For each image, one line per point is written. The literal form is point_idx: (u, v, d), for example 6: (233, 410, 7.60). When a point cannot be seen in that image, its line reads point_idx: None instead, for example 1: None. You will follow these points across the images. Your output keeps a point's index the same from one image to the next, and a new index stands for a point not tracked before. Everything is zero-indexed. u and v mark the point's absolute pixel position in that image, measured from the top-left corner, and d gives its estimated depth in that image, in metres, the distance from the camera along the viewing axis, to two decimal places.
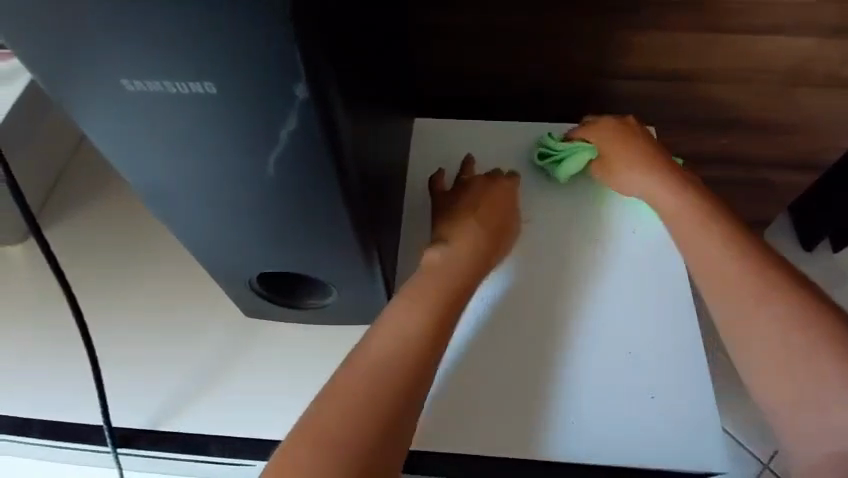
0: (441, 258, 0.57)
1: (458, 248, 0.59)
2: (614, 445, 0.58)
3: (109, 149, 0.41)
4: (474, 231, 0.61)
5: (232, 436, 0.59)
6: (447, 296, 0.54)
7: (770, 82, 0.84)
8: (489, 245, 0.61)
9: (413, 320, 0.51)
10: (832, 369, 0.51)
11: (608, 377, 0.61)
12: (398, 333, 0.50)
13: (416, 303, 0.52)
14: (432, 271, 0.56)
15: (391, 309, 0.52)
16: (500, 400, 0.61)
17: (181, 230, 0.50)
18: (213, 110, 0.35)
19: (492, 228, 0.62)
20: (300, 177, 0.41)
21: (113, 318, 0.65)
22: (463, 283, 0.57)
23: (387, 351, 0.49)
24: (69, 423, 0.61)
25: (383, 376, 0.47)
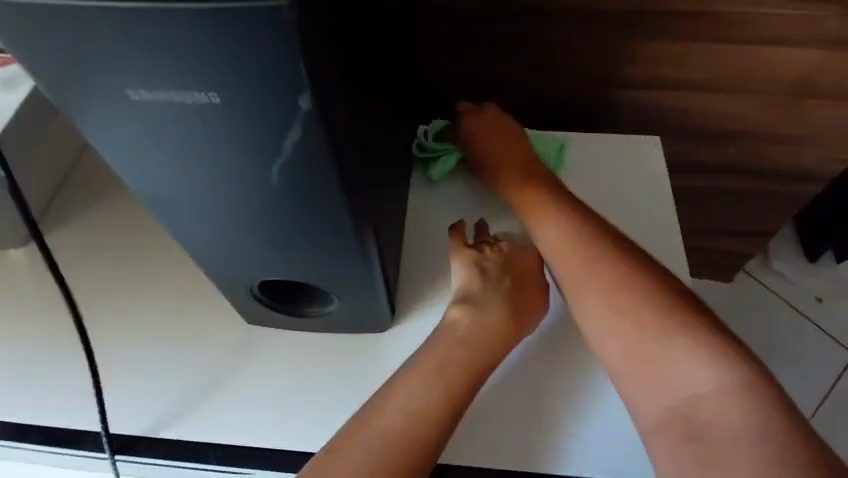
0: (468, 325, 0.57)
1: (489, 316, 0.57)
2: (634, 464, 0.56)
3: (110, 157, 0.41)
4: (502, 300, 0.59)
5: (232, 443, 0.59)
6: (465, 343, 0.56)
7: (776, 93, 0.83)
8: (521, 312, 0.59)
9: (443, 349, 0.54)
10: (684, 349, 0.50)
11: (628, 394, 0.59)
12: (430, 365, 0.53)
13: (450, 340, 0.55)
14: (454, 334, 0.56)
15: (435, 340, 0.55)
16: (518, 416, 0.59)
17: (180, 236, 0.49)
18: (218, 121, 0.35)
19: (522, 295, 0.60)
20: (303, 186, 0.40)
21: (113, 323, 0.64)
22: (486, 362, 0.56)
23: (401, 412, 0.50)
24: (68, 429, 0.61)
25: (395, 437, 0.49)
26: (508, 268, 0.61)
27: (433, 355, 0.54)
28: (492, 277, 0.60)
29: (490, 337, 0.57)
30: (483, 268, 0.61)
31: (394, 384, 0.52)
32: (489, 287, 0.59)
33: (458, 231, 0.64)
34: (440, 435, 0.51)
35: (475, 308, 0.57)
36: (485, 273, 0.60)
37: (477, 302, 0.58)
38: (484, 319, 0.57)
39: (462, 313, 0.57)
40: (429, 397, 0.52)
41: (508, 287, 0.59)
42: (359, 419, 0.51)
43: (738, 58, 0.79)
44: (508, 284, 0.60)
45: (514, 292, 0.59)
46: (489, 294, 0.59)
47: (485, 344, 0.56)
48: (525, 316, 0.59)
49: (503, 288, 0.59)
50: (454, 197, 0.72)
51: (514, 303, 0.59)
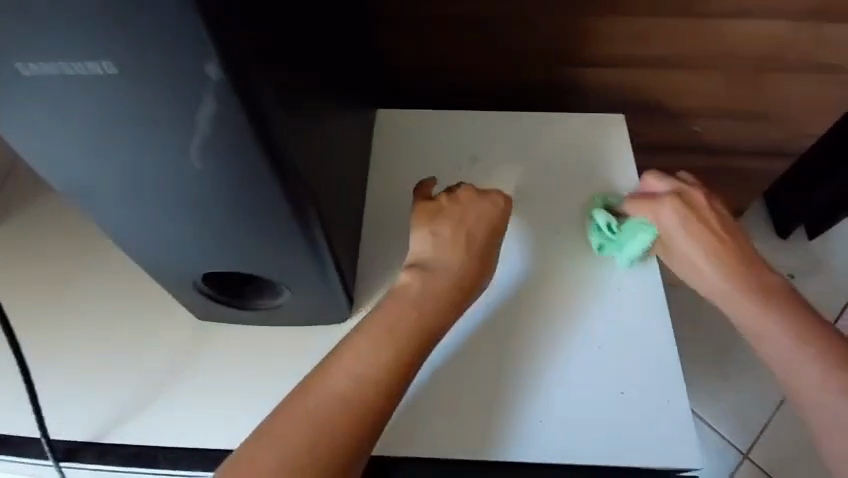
0: (417, 287, 0.54)
1: (445, 271, 0.55)
2: (585, 444, 0.57)
3: (13, 140, 0.38)
4: (458, 256, 0.56)
5: (184, 445, 0.56)
6: (427, 304, 0.53)
7: (739, 68, 0.82)
8: (479, 264, 0.57)
9: (396, 314, 0.52)
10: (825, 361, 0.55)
11: (582, 376, 0.60)
12: (380, 329, 0.51)
13: (404, 305, 0.53)
14: (403, 296, 0.53)
15: (386, 303, 0.53)
16: (473, 400, 0.59)
17: (108, 227, 0.46)
18: (121, 95, 0.32)
19: (476, 247, 0.58)
20: (228, 167, 0.38)
21: (53, 324, 0.61)
22: (439, 324, 0.53)
23: (345, 376, 0.48)
24: (7, 436, 0.58)
25: (339, 401, 0.47)
26: (465, 219, 0.59)
27: (380, 319, 0.51)
28: (451, 229, 0.58)
29: (443, 294, 0.54)
30: (440, 221, 0.58)
31: (340, 350, 0.50)
32: (444, 241, 0.57)
33: (424, 188, 0.63)
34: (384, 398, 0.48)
35: (424, 271, 0.55)
36: (443, 226, 0.58)
37: (427, 263, 0.56)
38: (436, 281, 0.54)
39: (412, 277, 0.55)
40: (373, 360, 0.49)
41: (463, 237, 0.57)
42: (303, 385, 0.48)
43: (701, 34, 0.76)
44: (465, 234, 0.58)
45: (469, 242, 0.57)
46: (444, 252, 0.56)
47: (439, 305, 0.54)
48: (482, 268, 0.58)
49: (460, 238, 0.57)
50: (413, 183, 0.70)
51: (471, 255, 0.57)
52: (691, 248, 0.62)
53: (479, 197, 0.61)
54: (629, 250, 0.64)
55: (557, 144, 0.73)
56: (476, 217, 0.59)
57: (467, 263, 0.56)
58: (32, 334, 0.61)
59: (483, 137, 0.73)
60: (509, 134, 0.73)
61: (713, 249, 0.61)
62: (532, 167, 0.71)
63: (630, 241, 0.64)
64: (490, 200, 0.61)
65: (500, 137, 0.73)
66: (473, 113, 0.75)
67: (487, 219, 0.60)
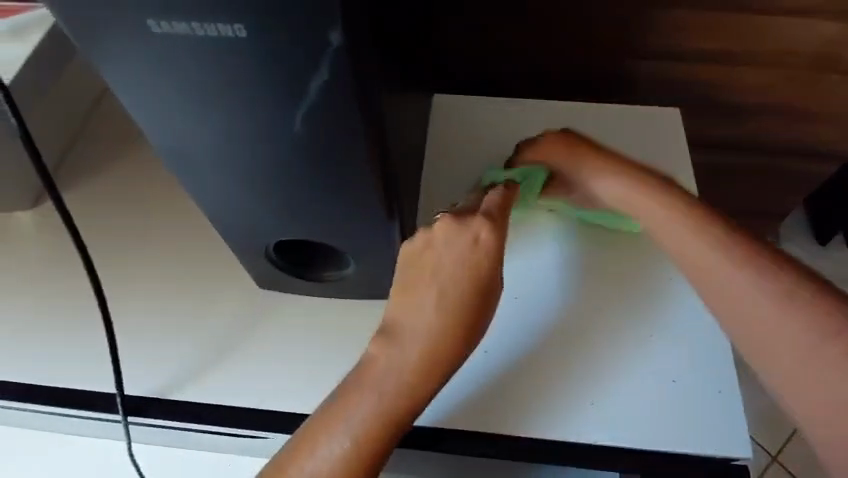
0: (391, 357, 0.47)
1: (417, 335, 0.47)
2: (634, 430, 0.56)
3: (125, 100, 0.40)
4: (434, 312, 0.47)
5: (247, 406, 0.58)
6: (406, 382, 0.46)
7: (802, 68, 0.82)
8: (457, 326, 0.47)
9: (381, 391, 0.46)
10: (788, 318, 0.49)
11: (632, 362, 0.59)
12: (351, 419, 0.45)
13: (382, 383, 0.46)
14: (375, 369, 0.47)
15: (361, 379, 0.47)
16: (522, 385, 0.59)
17: (195, 190, 0.48)
18: (242, 57, 0.35)
19: (462, 318, 0.47)
20: (327, 134, 0.40)
21: (123, 286, 0.63)
22: (412, 400, 0.46)
23: (308, 473, 0.44)
24: (78, 391, 0.60)
25: None
26: (449, 282, 0.47)
27: (346, 408, 0.46)
28: (423, 275, 0.47)
29: (410, 367, 0.46)
30: (420, 268, 0.48)
31: (306, 438, 0.45)
32: (418, 302, 0.47)
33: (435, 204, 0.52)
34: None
35: (395, 345, 0.47)
36: (414, 276, 0.48)
37: (396, 334, 0.47)
38: (406, 353, 0.47)
39: (383, 343, 0.47)
40: (334, 457, 0.45)
41: (434, 299, 0.47)
42: (272, 472, 0.45)
43: (767, 30, 0.77)
44: (439, 288, 0.47)
45: (451, 309, 0.47)
46: (419, 322, 0.47)
47: (411, 384, 0.46)
48: (460, 330, 0.47)
49: (435, 287, 0.47)
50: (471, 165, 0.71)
51: (451, 319, 0.47)
52: (683, 230, 0.54)
53: (457, 232, 0.48)
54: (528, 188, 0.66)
55: (616, 134, 0.73)
56: (449, 268, 0.47)
57: (444, 339, 0.47)
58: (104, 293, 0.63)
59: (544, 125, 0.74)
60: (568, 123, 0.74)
61: (683, 231, 0.54)
62: None
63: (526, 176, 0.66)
64: (467, 234, 0.48)
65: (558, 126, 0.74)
66: (532, 102, 0.76)
67: (462, 268, 0.47)
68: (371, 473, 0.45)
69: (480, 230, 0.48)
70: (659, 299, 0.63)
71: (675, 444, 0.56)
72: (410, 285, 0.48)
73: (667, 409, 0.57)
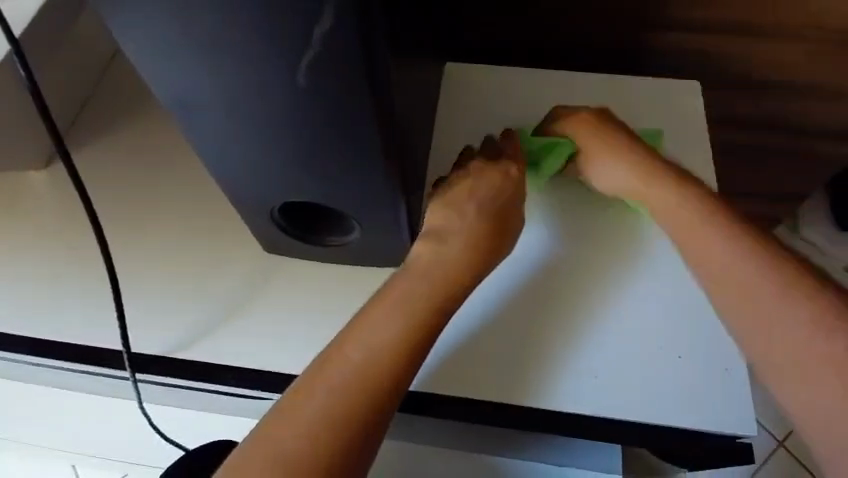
0: (407, 286, 0.52)
1: (432, 264, 0.53)
2: (634, 403, 0.57)
3: (132, 53, 0.40)
4: (462, 240, 0.54)
5: (249, 366, 0.59)
6: (429, 300, 0.51)
7: (830, 42, 0.78)
8: (479, 249, 0.55)
9: (404, 312, 0.50)
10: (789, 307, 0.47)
11: (635, 338, 0.59)
12: (369, 336, 0.48)
13: (401, 306, 0.50)
14: (394, 294, 0.51)
15: (377, 306, 0.51)
16: (527, 355, 0.59)
17: (201, 151, 0.49)
18: (245, 4, 0.34)
19: (487, 232, 0.56)
20: (331, 90, 0.39)
21: (132, 246, 0.64)
22: (430, 318, 0.51)
23: (327, 394, 0.45)
24: (88, 347, 0.61)
25: (332, 413, 0.44)
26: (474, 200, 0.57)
27: (366, 327, 0.49)
28: (455, 208, 0.56)
29: (422, 297, 0.51)
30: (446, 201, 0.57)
31: (329, 357, 0.47)
32: (436, 236, 0.55)
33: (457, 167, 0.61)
34: (364, 425, 0.44)
35: (410, 272, 0.53)
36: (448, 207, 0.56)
37: (414, 267, 0.53)
38: (423, 275, 0.52)
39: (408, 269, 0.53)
40: (358, 366, 0.47)
41: (456, 222, 0.55)
42: (294, 390, 0.45)
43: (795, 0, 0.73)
44: (471, 217, 0.56)
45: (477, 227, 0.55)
46: (440, 242, 0.54)
47: (422, 314, 0.51)
48: (477, 253, 0.55)
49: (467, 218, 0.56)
50: (482, 135, 0.71)
51: (475, 237, 0.55)
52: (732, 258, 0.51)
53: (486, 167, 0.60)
54: (556, 157, 0.63)
55: (632, 107, 0.72)
56: (474, 193, 0.57)
57: (468, 252, 0.54)
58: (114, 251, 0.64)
59: (560, 97, 0.72)
60: (583, 95, 0.72)
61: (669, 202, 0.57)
62: None
63: (551, 153, 0.64)
64: (494, 176, 0.59)
65: (571, 100, 0.72)
66: (547, 72, 0.74)
67: (486, 195, 0.57)
68: (387, 402, 0.46)
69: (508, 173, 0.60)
70: (665, 276, 0.62)
71: (673, 408, 0.56)
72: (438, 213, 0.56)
73: (667, 381, 0.57)
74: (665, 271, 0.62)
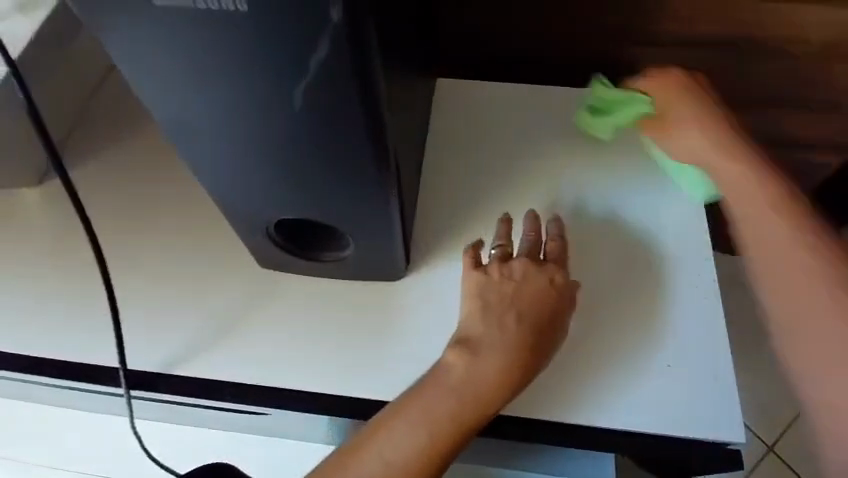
0: (436, 400, 0.51)
1: (460, 381, 0.52)
2: (628, 412, 0.58)
3: (133, 77, 0.41)
4: (498, 354, 0.53)
5: (244, 381, 0.60)
6: (456, 424, 0.51)
7: (808, 57, 0.80)
8: (517, 373, 0.53)
9: (429, 428, 0.51)
10: (823, 265, 0.51)
11: (629, 350, 0.60)
12: (391, 447, 0.50)
13: (426, 424, 0.51)
14: (429, 396, 0.52)
15: (406, 413, 0.51)
16: None
17: (198, 169, 0.49)
18: (242, 30, 0.35)
19: (527, 349, 0.54)
20: (327, 111, 0.40)
21: (126, 262, 0.64)
22: (459, 438, 0.51)
23: None
24: (82, 364, 0.61)
25: None
26: (517, 309, 0.55)
27: (391, 433, 0.50)
28: (496, 313, 0.55)
29: (445, 415, 0.51)
30: (487, 295, 0.57)
31: (354, 447, 0.51)
32: (477, 345, 0.54)
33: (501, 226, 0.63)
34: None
35: (444, 387, 0.52)
36: (492, 304, 0.56)
37: (456, 380, 0.52)
38: (465, 385, 0.52)
39: (457, 359, 0.53)
40: (378, 475, 0.50)
41: (496, 338, 0.54)
42: (331, 463, 0.51)
43: (774, 15, 0.75)
44: (512, 331, 0.54)
45: (517, 341, 0.54)
46: (477, 358, 0.53)
47: (444, 439, 0.51)
48: (515, 375, 0.53)
49: (507, 329, 0.54)
50: (472, 151, 0.72)
51: (513, 356, 0.53)
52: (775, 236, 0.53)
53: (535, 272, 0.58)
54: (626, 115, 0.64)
55: None
56: (521, 303, 0.56)
57: (502, 375, 0.53)
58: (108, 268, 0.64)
59: (548, 113, 0.74)
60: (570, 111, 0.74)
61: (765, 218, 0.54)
62: (588, 145, 0.72)
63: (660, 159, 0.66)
64: (537, 283, 0.57)
65: (557, 114, 0.74)
66: (535, 89, 0.76)
67: (530, 308, 0.56)
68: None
69: (552, 283, 0.58)
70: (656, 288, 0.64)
71: (665, 418, 0.57)
72: (481, 313, 0.56)
73: (659, 391, 0.58)
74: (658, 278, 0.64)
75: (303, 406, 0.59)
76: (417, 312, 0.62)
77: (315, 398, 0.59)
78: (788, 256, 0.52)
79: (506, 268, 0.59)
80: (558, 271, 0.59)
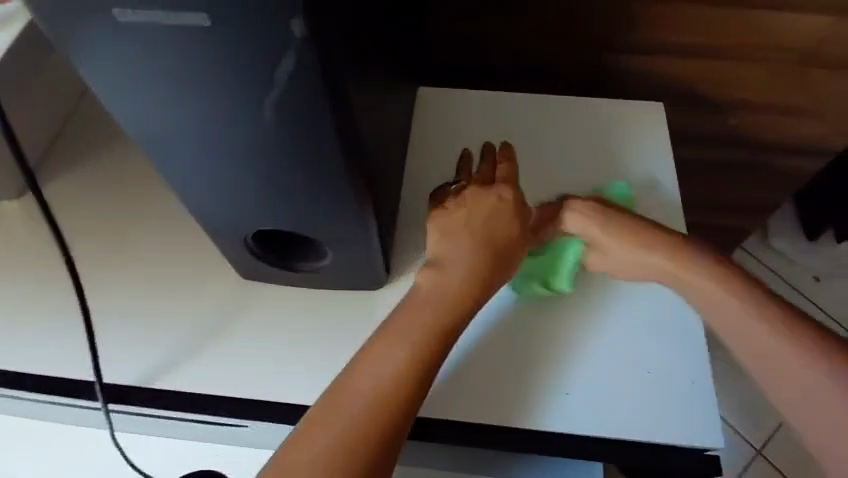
0: (408, 317, 0.52)
1: (431, 292, 0.53)
2: (615, 421, 0.58)
3: (102, 91, 0.40)
4: (456, 271, 0.54)
5: (223, 394, 0.59)
6: (430, 335, 0.51)
7: (786, 62, 0.81)
8: (481, 267, 0.54)
9: (400, 347, 0.50)
10: (807, 352, 0.51)
11: (612, 359, 0.61)
12: (364, 375, 0.49)
13: (399, 339, 0.50)
14: (407, 308, 0.53)
15: (376, 341, 0.51)
16: (516, 376, 0.60)
17: (172, 181, 0.49)
18: (207, 45, 0.35)
19: (488, 251, 0.55)
20: (297, 123, 0.40)
21: (104, 275, 0.64)
22: (430, 348, 0.51)
23: (327, 439, 0.46)
24: (59, 379, 0.61)
25: (328, 454, 0.45)
26: (471, 221, 0.56)
27: (369, 361, 0.49)
28: (450, 230, 0.56)
29: (419, 327, 0.51)
30: (443, 218, 0.57)
31: (335, 391, 0.49)
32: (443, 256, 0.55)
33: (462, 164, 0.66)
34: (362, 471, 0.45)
35: (416, 303, 0.53)
36: (448, 226, 0.56)
37: (423, 291, 0.53)
38: (442, 291, 0.53)
39: (423, 278, 0.54)
40: (360, 402, 0.47)
41: (452, 245, 0.55)
42: (310, 417, 0.48)
43: (751, 22, 0.76)
44: (463, 243, 0.55)
45: (475, 246, 0.55)
46: (445, 267, 0.54)
47: (418, 353, 0.50)
48: (477, 274, 0.54)
49: (460, 242, 0.55)
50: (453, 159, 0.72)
51: (475, 257, 0.54)
52: (722, 296, 0.55)
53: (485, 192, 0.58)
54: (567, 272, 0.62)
55: (598, 130, 0.74)
56: (478, 210, 0.56)
57: (471, 274, 0.54)
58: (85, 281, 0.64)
59: (529, 121, 0.75)
60: (550, 119, 0.75)
61: (703, 279, 0.56)
62: (568, 153, 0.73)
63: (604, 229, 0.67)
64: (487, 198, 0.57)
65: (538, 122, 0.75)
66: (516, 97, 0.77)
67: (486, 214, 0.56)
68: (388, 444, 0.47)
69: (500, 200, 0.57)
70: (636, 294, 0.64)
71: (649, 425, 0.58)
72: (442, 233, 0.56)
73: (644, 399, 0.59)
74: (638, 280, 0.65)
75: (280, 418, 0.58)
76: None
77: (293, 410, 0.59)
78: (750, 330, 0.53)
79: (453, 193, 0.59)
80: (503, 186, 0.59)
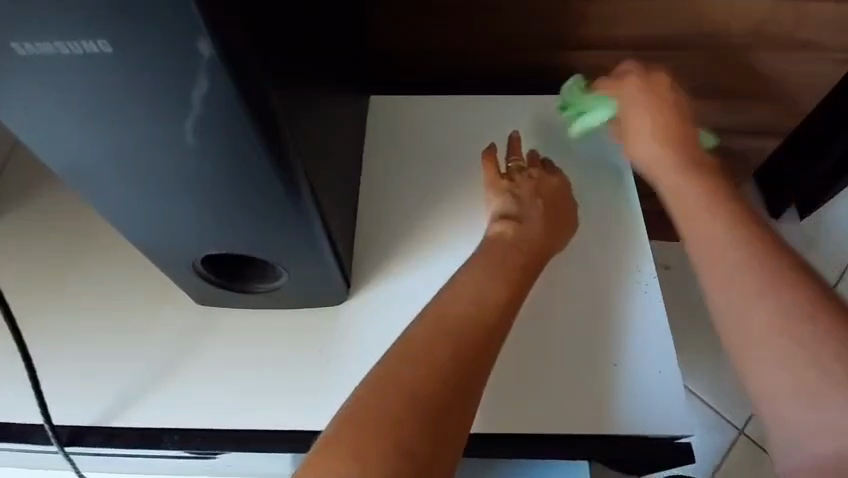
0: (492, 260, 0.56)
1: (516, 239, 0.59)
2: (604, 413, 0.59)
3: (17, 127, 0.39)
4: (535, 225, 0.61)
5: (186, 427, 0.58)
6: (513, 277, 0.55)
7: (730, 48, 0.83)
8: (551, 231, 0.62)
9: (481, 286, 0.53)
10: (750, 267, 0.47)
11: (595, 353, 0.62)
12: (445, 312, 0.49)
13: (488, 277, 0.54)
14: (494, 247, 0.58)
15: (455, 284, 0.53)
16: (500, 383, 0.61)
17: (108, 214, 0.47)
18: (116, 73, 0.34)
19: (555, 217, 0.63)
20: (222, 143, 0.39)
21: (54, 314, 0.62)
22: (517, 288, 0.54)
23: (419, 364, 0.44)
24: (12, 426, 0.59)
25: (423, 372, 0.44)
26: (540, 192, 0.64)
27: (455, 297, 0.51)
28: (524, 200, 0.63)
29: (508, 266, 0.56)
30: (515, 192, 0.64)
31: (407, 340, 0.47)
32: (522, 218, 0.61)
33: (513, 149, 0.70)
34: (458, 400, 0.43)
35: (497, 247, 0.58)
36: (518, 196, 0.63)
37: (502, 242, 0.58)
38: (516, 242, 0.59)
39: (506, 227, 0.60)
40: (457, 330, 0.48)
41: (526, 208, 0.62)
42: (394, 353, 0.46)
43: (683, 10, 0.77)
44: (540, 208, 0.62)
45: (545, 211, 0.63)
46: (527, 221, 0.61)
47: (505, 292, 0.53)
48: (553, 235, 0.62)
49: (538, 208, 0.62)
50: (410, 167, 0.72)
51: (549, 223, 0.62)
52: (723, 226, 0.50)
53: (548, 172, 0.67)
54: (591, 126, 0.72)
55: (552, 128, 0.75)
56: (545, 187, 0.65)
57: (550, 230, 0.61)
58: (23, 325, 0.61)
59: (482, 123, 0.75)
60: (503, 120, 0.75)
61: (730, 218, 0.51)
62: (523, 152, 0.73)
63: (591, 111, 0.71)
64: (549, 181, 0.65)
65: (490, 123, 0.75)
66: (467, 99, 0.77)
67: (549, 191, 0.65)
68: (475, 369, 0.46)
69: (560, 185, 0.66)
70: (609, 289, 0.66)
71: (632, 418, 0.59)
72: (517, 200, 0.63)
73: (627, 388, 0.61)
74: (614, 274, 0.66)
75: (239, 447, 0.57)
76: (362, 337, 0.61)
77: (250, 436, 0.57)
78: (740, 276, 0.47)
79: (515, 170, 0.67)
80: (559, 172, 0.68)
